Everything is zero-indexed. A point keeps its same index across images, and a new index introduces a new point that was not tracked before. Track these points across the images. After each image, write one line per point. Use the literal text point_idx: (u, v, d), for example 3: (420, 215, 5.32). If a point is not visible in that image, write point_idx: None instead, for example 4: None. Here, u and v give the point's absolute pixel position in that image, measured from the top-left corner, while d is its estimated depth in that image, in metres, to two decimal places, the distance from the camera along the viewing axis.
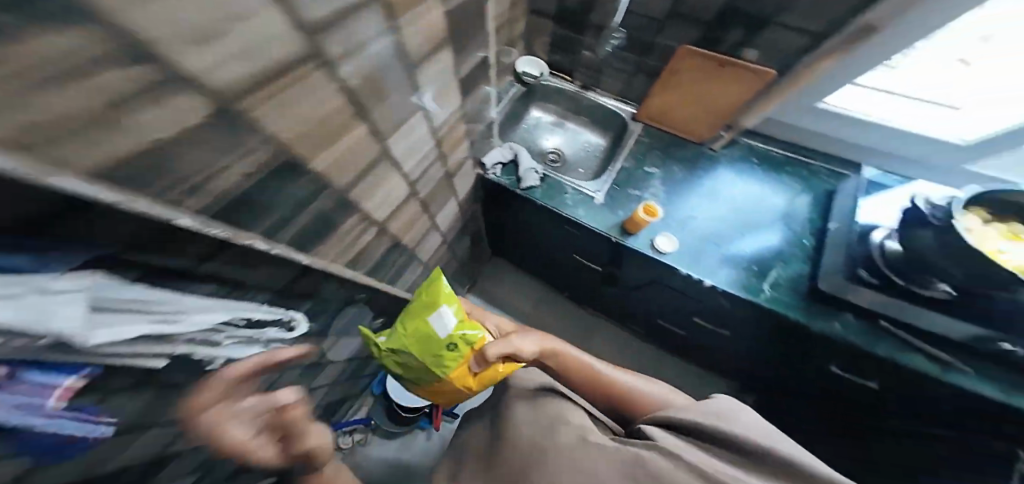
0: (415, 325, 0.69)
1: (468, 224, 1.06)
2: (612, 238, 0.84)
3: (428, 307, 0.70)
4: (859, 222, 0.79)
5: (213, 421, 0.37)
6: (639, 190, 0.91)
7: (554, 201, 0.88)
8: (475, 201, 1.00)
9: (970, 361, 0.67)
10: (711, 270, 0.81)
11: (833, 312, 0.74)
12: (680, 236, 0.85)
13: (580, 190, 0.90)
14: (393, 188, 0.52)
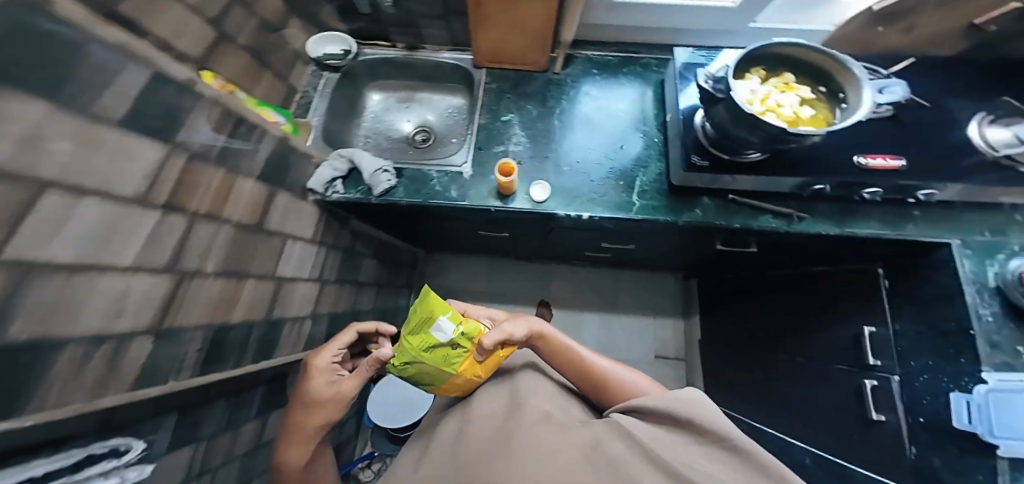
0: (413, 346, 0.59)
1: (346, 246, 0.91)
2: (495, 210, 0.69)
3: (422, 325, 0.60)
4: (682, 108, 0.66)
5: (322, 360, 0.59)
6: (508, 142, 0.76)
7: (422, 192, 0.70)
8: (323, 221, 0.79)
9: (809, 208, 0.64)
10: (582, 203, 0.70)
11: (693, 201, 0.67)
12: (552, 178, 0.72)
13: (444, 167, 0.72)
14: (159, 288, 0.43)
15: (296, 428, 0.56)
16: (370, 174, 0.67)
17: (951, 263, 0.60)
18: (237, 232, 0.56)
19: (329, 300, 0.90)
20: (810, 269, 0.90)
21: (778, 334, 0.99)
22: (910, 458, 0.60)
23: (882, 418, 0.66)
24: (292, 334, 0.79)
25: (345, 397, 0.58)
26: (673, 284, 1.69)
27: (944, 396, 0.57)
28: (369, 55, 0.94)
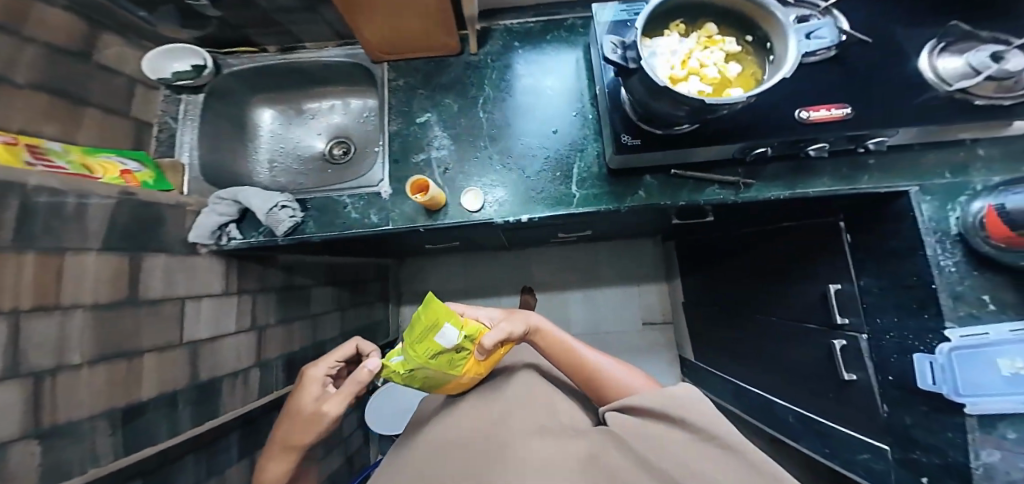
0: (411, 362, 0.46)
1: (269, 284, 0.83)
2: (423, 228, 0.62)
3: (423, 338, 0.45)
4: (605, 80, 0.58)
5: (314, 371, 0.57)
6: (429, 147, 0.67)
7: (342, 223, 0.63)
8: (234, 270, 0.74)
9: (759, 172, 0.60)
10: (520, 203, 0.64)
11: (636, 182, 0.63)
12: (483, 180, 0.66)
13: (355, 192, 0.64)
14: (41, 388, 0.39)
15: (279, 443, 0.54)
16: (264, 216, 0.60)
17: (911, 212, 0.56)
18: (96, 314, 0.48)
19: (275, 344, 0.85)
20: (776, 225, 0.84)
21: (749, 297, 0.96)
22: (884, 415, 0.62)
23: (855, 378, 0.66)
24: (243, 383, 0.75)
25: (317, 414, 0.52)
26: (653, 250, 1.49)
27: (909, 354, 0.57)
28: (238, 65, 0.83)
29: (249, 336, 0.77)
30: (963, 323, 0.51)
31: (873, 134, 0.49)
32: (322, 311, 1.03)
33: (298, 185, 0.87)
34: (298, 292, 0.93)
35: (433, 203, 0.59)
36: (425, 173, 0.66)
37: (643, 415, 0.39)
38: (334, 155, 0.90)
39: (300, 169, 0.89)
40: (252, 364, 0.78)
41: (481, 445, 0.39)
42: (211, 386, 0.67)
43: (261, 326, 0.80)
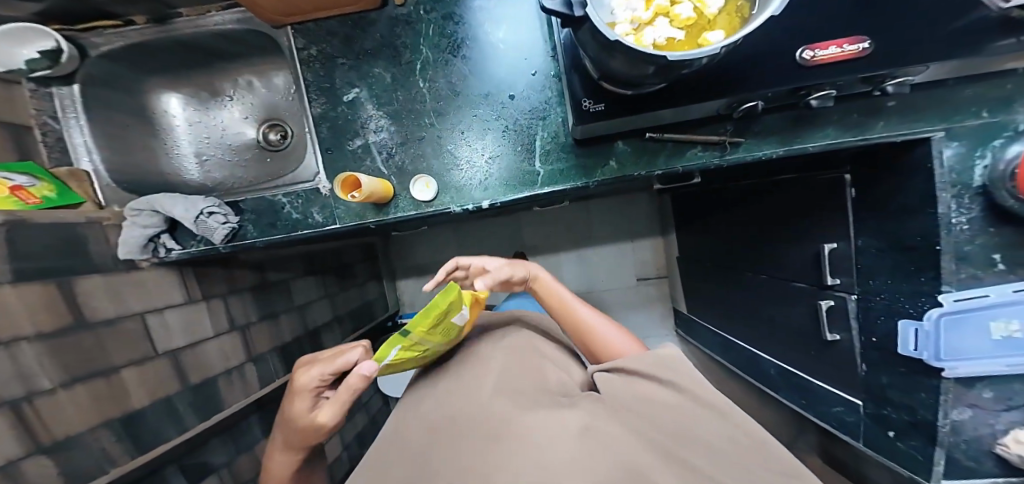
0: (415, 352, 0.31)
1: (238, 281, 0.80)
2: (373, 224, 0.58)
3: (435, 330, 0.30)
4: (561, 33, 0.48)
5: (303, 379, 0.35)
6: (364, 130, 0.58)
7: (288, 225, 0.59)
8: (191, 274, 0.69)
9: (752, 127, 0.51)
10: (480, 187, 0.57)
11: (607, 152, 0.55)
12: (433, 164, 0.58)
13: (296, 189, 0.59)
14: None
15: (275, 449, 0.40)
16: (194, 224, 0.55)
17: (929, 163, 0.48)
18: (47, 343, 0.46)
19: (264, 339, 0.84)
20: (773, 179, 0.76)
21: (739, 255, 0.92)
22: (863, 373, 0.64)
23: (838, 338, 0.67)
24: (244, 377, 0.76)
25: (315, 427, 0.35)
26: (648, 204, 1.38)
27: (897, 318, 0.56)
28: (107, 44, 0.69)
29: (233, 335, 0.76)
30: (960, 287, 0.49)
31: (895, 72, 0.40)
32: (305, 301, 1.03)
33: (237, 177, 0.81)
34: (273, 288, 0.91)
35: (377, 198, 0.54)
36: (365, 161, 0.58)
37: (632, 379, 0.28)
38: (268, 141, 0.83)
39: (234, 158, 0.82)
40: (248, 359, 0.78)
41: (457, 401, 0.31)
42: (213, 383, 0.68)
43: (243, 325, 0.79)
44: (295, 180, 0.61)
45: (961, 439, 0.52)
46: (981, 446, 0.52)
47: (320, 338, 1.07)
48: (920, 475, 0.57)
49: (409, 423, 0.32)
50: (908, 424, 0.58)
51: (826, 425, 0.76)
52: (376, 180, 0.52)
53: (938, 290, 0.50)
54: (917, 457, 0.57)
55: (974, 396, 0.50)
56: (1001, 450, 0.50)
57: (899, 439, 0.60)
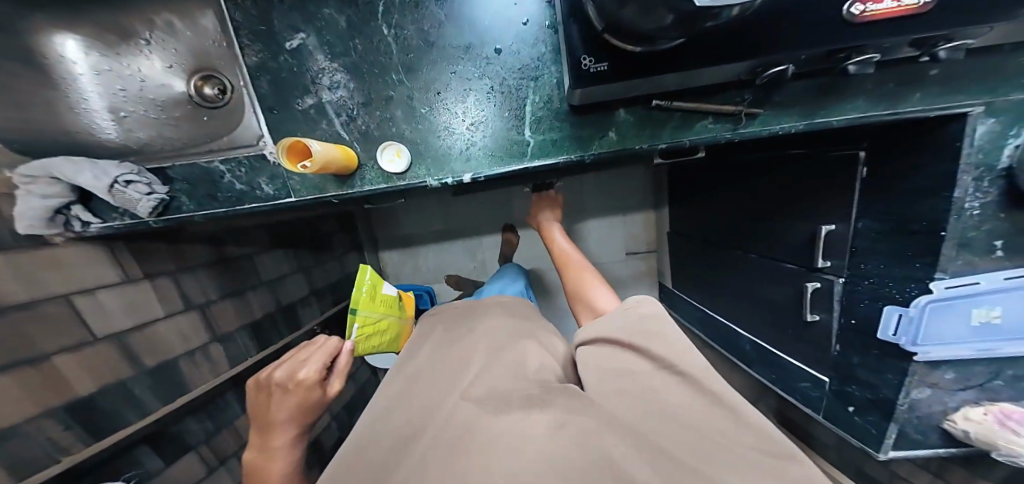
0: (373, 316, 0.61)
1: (185, 258, 0.67)
2: (335, 199, 0.51)
3: (377, 289, 0.63)
4: None
5: (313, 373, 0.46)
6: (316, 87, 0.49)
7: (232, 198, 0.51)
8: (126, 252, 0.57)
9: (772, 97, 0.44)
10: (459, 158, 0.50)
11: (607, 121, 0.48)
12: (405, 129, 0.50)
13: (236, 153, 0.51)
14: None
15: (274, 455, 0.42)
16: (110, 195, 0.45)
17: (958, 140, 0.43)
18: None
19: (229, 317, 0.74)
20: (783, 152, 0.70)
21: (734, 230, 0.88)
22: (836, 352, 0.67)
23: (817, 318, 0.69)
24: (211, 357, 0.68)
25: (321, 404, 0.47)
26: (642, 177, 1.32)
27: (882, 304, 0.57)
28: None
29: (190, 315, 0.66)
30: (953, 274, 0.48)
31: (952, 33, 0.34)
32: (277, 275, 0.90)
33: (169, 148, 0.53)
34: (238, 264, 0.78)
35: (342, 168, 0.47)
36: (320, 124, 0.50)
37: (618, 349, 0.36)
38: (205, 95, 0.53)
39: (160, 118, 0.54)
40: (213, 338, 0.69)
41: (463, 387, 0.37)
42: (174, 366, 0.61)
43: (202, 303, 0.68)
44: (233, 143, 0.52)
45: (916, 417, 0.57)
46: (929, 422, 0.58)
47: (297, 314, 0.95)
48: (870, 446, 0.63)
49: (412, 401, 0.38)
50: (867, 400, 0.62)
51: (793, 399, 0.81)
52: (331, 146, 0.44)
53: (932, 277, 0.49)
54: (869, 430, 0.63)
55: (937, 377, 0.54)
56: (947, 425, 0.56)
57: (858, 413, 0.64)
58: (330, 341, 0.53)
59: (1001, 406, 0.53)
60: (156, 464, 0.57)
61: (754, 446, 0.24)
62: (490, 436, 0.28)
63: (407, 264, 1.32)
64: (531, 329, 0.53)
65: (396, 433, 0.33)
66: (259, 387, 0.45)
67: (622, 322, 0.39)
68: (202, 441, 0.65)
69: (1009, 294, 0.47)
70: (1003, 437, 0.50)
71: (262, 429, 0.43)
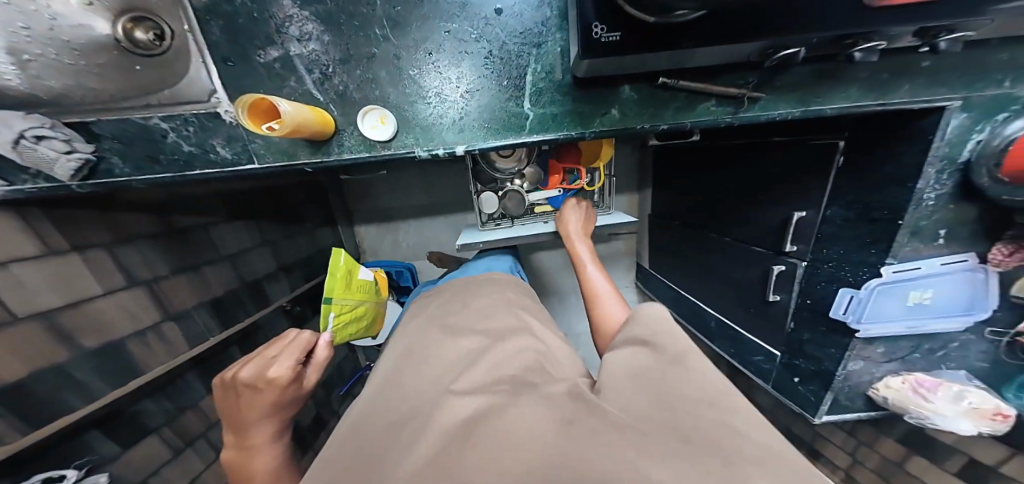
0: (348, 302, 0.63)
1: (126, 228, 0.52)
2: (308, 167, 0.46)
3: (352, 276, 0.64)
4: None
5: (285, 371, 0.43)
6: (282, 37, 0.41)
7: (179, 163, 0.44)
8: (43, 219, 0.43)
9: (774, 80, 0.44)
10: (451, 128, 0.46)
11: (609, 96, 0.46)
12: (389, 93, 0.44)
13: (179, 111, 0.42)
14: None
15: (257, 451, 0.41)
16: (14, 152, 0.36)
17: (932, 133, 0.47)
18: None
19: (185, 294, 0.60)
20: (766, 139, 0.71)
21: (714, 213, 0.90)
22: (789, 330, 0.74)
23: (777, 299, 0.75)
24: (166, 338, 0.57)
25: (299, 396, 0.46)
26: (629, 157, 1.26)
27: (837, 286, 0.63)
28: None
29: (136, 292, 0.53)
30: (902, 260, 0.55)
31: (952, 26, 0.35)
32: (240, 249, 0.72)
33: (93, 101, 0.40)
34: (190, 234, 0.62)
35: (320, 134, 0.42)
36: (288, 81, 0.42)
37: None
38: (136, 40, 0.38)
39: (74, 65, 0.37)
40: (167, 316, 0.57)
41: (464, 371, 0.36)
42: (121, 347, 0.50)
43: (149, 279, 0.54)
44: (174, 98, 0.42)
45: (848, 386, 0.68)
46: (858, 389, 0.69)
47: (265, 291, 0.80)
48: (808, 411, 0.74)
49: (408, 382, 0.37)
50: (811, 372, 0.72)
51: (747, 369, 0.91)
52: (305, 108, 0.37)
53: (883, 263, 0.55)
54: (809, 397, 0.73)
55: (870, 352, 0.64)
56: (871, 392, 0.68)
57: (802, 383, 0.74)
58: (303, 335, 0.50)
59: (914, 375, 0.65)
60: (112, 448, 0.50)
61: (751, 439, 0.25)
62: (498, 428, 0.28)
63: (386, 239, 1.24)
64: (520, 312, 0.51)
65: (392, 415, 0.32)
66: (225, 388, 0.42)
67: (643, 329, 0.40)
68: (171, 421, 0.58)
69: (941, 279, 0.56)
70: (919, 403, 0.61)
71: (238, 428, 0.42)
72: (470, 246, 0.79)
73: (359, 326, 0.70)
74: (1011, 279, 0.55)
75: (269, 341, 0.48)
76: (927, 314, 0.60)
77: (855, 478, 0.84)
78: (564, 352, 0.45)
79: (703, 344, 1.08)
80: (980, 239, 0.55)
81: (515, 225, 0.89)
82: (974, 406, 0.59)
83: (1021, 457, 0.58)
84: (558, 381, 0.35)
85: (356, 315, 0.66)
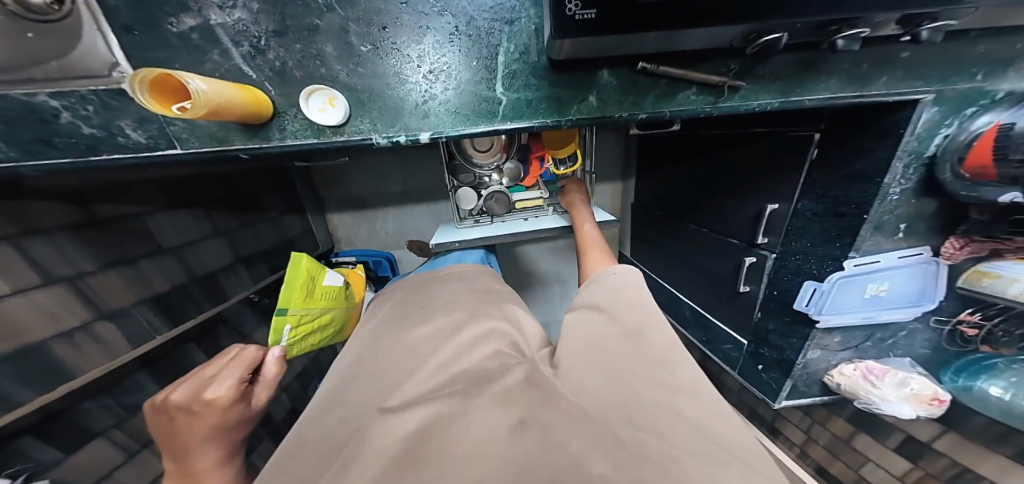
0: (311, 311, 0.59)
1: (31, 221, 0.42)
2: (243, 154, 0.40)
3: (315, 282, 0.60)
4: None
5: (226, 391, 0.41)
6: (198, 2, 0.34)
7: (79, 147, 0.36)
8: None
9: (756, 69, 0.43)
10: (414, 113, 0.42)
11: (588, 82, 0.43)
12: (338, 71, 0.39)
13: (68, 87, 0.34)
14: None
15: (200, 478, 0.37)
16: None
17: (902, 127, 0.47)
18: None
19: (118, 291, 0.50)
20: (744, 130, 0.70)
21: (692, 201, 0.91)
22: (756, 319, 0.77)
23: (748, 289, 0.76)
24: (98, 338, 0.47)
25: (249, 416, 0.43)
26: (613, 146, 1.19)
27: (802, 278, 0.64)
28: None
29: (58, 291, 0.43)
30: (863, 253, 0.56)
31: (935, 15, 0.35)
32: (185, 241, 0.61)
33: None
34: (120, 225, 0.51)
35: (256, 117, 0.37)
36: (210, 54, 0.36)
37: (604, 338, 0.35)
38: (29, 4, 0.31)
39: None
40: (98, 315, 0.47)
41: (416, 379, 0.35)
42: (40, 350, 0.41)
43: (71, 275, 0.45)
44: (65, 72, 0.34)
45: (807, 374, 0.72)
46: (815, 376, 0.73)
47: (221, 287, 0.68)
48: (769, 397, 0.79)
49: (363, 392, 0.35)
50: (773, 360, 0.76)
51: (716, 357, 0.94)
52: (226, 85, 0.31)
53: (846, 256, 0.57)
54: (770, 383, 0.78)
55: (827, 341, 0.67)
56: (826, 379, 0.73)
57: (765, 370, 0.78)
58: (247, 350, 0.47)
59: (865, 363, 0.69)
60: (52, 454, 0.42)
61: (691, 421, 0.28)
62: (466, 456, 0.26)
63: (360, 228, 1.17)
64: (490, 301, 0.49)
65: (345, 428, 0.31)
66: (156, 413, 0.39)
67: (601, 295, 0.41)
68: (125, 426, 0.50)
69: (897, 272, 0.59)
70: (867, 389, 0.66)
71: (176, 455, 0.38)
72: (445, 245, 0.74)
73: (325, 335, 0.65)
74: (958, 272, 0.58)
75: (214, 358, 0.46)
76: (882, 305, 0.62)
77: (809, 454, 0.91)
78: (531, 330, 0.45)
79: (677, 331, 1.10)
80: (937, 232, 0.57)
81: (496, 223, 0.85)
82: (915, 391, 0.63)
83: (952, 433, 0.65)
84: (514, 367, 0.35)
85: (320, 323, 0.62)
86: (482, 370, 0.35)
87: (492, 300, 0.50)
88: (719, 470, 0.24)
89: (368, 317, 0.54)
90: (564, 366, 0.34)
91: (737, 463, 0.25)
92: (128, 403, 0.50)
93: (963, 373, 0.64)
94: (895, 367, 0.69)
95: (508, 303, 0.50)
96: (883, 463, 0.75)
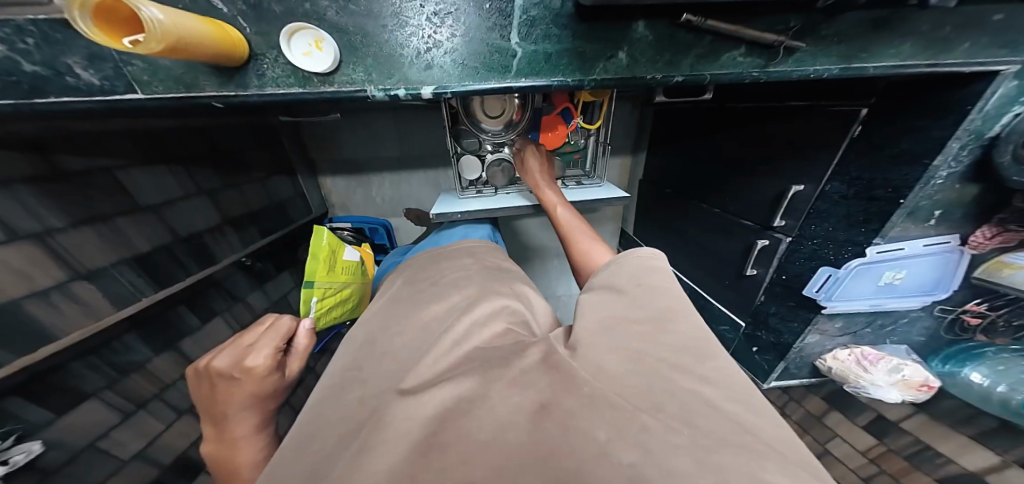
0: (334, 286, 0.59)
1: None
2: (217, 102, 0.36)
3: (336, 258, 0.60)
4: None
5: (264, 359, 0.39)
6: None
7: (21, 88, 0.32)
8: None
9: (821, 28, 0.37)
10: (416, 63, 0.37)
11: (617, 34, 0.37)
12: (326, 7, 0.33)
13: (4, 13, 0.29)
14: None
15: (238, 446, 0.36)
16: None
17: (970, 104, 0.42)
18: None
19: (93, 250, 0.47)
20: (781, 103, 0.64)
21: (706, 179, 0.86)
22: (757, 302, 0.76)
23: (754, 273, 0.73)
24: (77, 298, 0.45)
25: (284, 386, 0.41)
26: (629, 116, 1.10)
27: (816, 264, 0.62)
28: None
29: (26, 249, 0.40)
30: (888, 240, 0.54)
31: None
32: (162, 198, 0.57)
33: None
34: (88, 180, 0.47)
35: (228, 58, 0.31)
36: None
37: (623, 321, 0.33)
38: None
39: None
40: (74, 275, 0.45)
41: (419, 361, 0.33)
42: (13, 309, 0.39)
43: (39, 231, 0.41)
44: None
45: (800, 357, 0.74)
46: (808, 359, 0.74)
47: (209, 249, 0.65)
48: (759, 377, 0.84)
49: (372, 371, 0.34)
50: (770, 343, 0.77)
51: None
52: (190, 15, 0.26)
53: (868, 242, 0.54)
54: (762, 365, 0.81)
55: (827, 327, 0.67)
56: (818, 362, 0.74)
57: (760, 352, 0.80)
58: (282, 321, 0.46)
59: (860, 349, 0.70)
60: (42, 415, 0.42)
61: (722, 413, 0.25)
62: (457, 445, 0.25)
63: (356, 193, 1.12)
64: (500, 279, 0.46)
65: (363, 409, 0.30)
66: (201, 377, 0.38)
67: (624, 278, 0.39)
68: (118, 386, 0.49)
69: (920, 260, 0.56)
70: (858, 373, 0.67)
71: (216, 421, 0.37)
72: (448, 217, 0.70)
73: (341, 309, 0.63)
74: (980, 262, 0.55)
75: (254, 327, 0.44)
76: (892, 294, 0.61)
77: None
78: (542, 310, 0.45)
79: None
80: (969, 221, 0.54)
81: (499, 194, 0.81)
82: (904, 377, 0.63)
83: (920, 414, 0.65)
84: (525, 351, 0.33)
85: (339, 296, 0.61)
86: (482, 354, 0.33)
87: (504, 278, 0.47)
88: (761, 467, 0.21)
89: (385, 289, 0.52)
90: (580, 346, 0.32)
91: (773, 457, 0.22)
92: (118, 365, 0.49)
93: (952, 360, 0.66)
94: (890, 353, 0.69)
95: (518, 283, 0.47)
96: (848, 438, 0.73)
